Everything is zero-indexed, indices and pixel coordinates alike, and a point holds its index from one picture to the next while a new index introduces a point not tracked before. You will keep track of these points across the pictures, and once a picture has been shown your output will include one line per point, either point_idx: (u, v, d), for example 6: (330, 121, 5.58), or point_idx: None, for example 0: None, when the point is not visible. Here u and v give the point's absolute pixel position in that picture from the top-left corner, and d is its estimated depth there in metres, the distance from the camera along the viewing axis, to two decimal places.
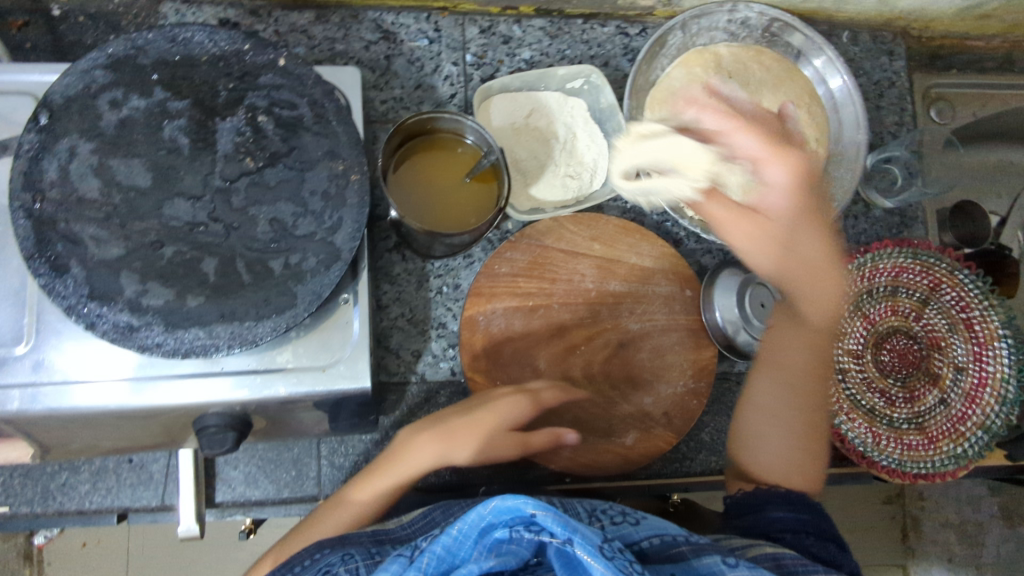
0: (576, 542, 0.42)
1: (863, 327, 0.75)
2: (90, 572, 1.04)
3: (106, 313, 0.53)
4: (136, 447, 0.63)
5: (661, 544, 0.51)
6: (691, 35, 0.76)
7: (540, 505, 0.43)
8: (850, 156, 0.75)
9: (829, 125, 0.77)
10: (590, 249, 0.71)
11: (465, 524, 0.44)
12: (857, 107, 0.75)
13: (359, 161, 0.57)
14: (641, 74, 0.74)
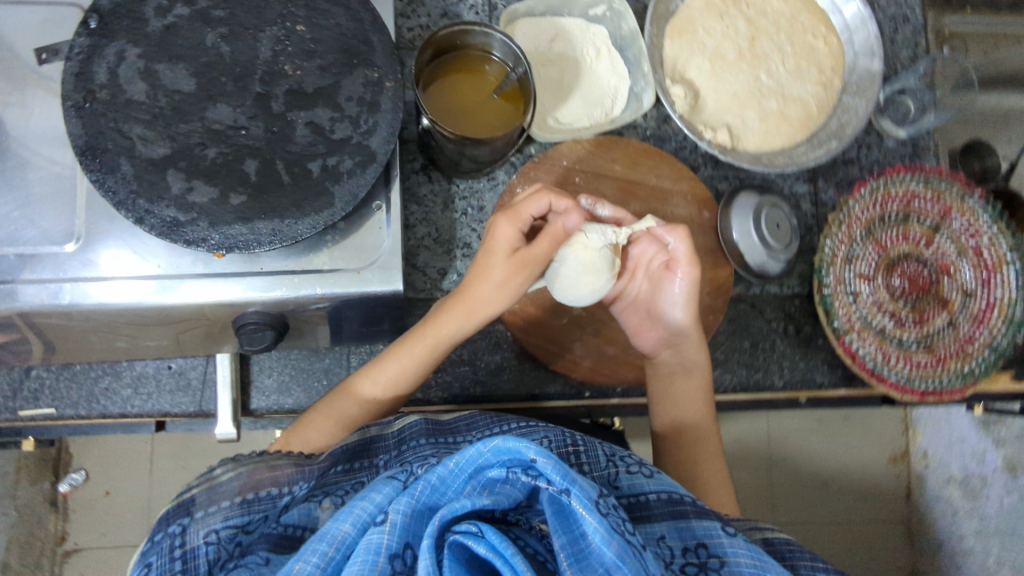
0: (572, 494, 0.44)
1: (876, 251, 0.77)
2: (117, 519, 1.14)
3: (153, 209, 0.55)
4: (177, 351, 0.66)
5: (668, 500, 0.54)
6: None
7: (540, 452, 0.44)
8: (864, 85, 0.77)
9: (844, 56, 0.78)
10: (611, 170, 0.73)
11: (462, 459, 0.47)
12: (871, 32, 0.76)
13: (393, 70, 0.60)
14: (663, 2, 0.76)
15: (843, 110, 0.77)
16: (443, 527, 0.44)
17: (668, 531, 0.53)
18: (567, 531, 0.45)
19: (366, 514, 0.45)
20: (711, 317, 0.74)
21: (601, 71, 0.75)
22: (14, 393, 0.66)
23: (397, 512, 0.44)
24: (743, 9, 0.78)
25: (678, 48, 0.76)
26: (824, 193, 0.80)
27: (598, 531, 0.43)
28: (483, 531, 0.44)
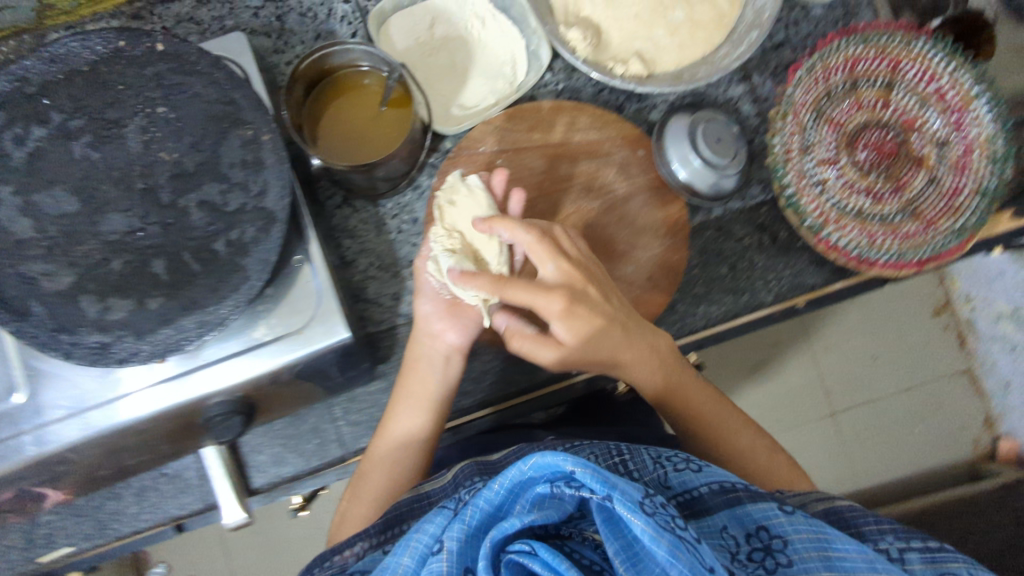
0: (615, 498, 0.40)
1: (831, 130, 0.72)
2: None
3: (78, 339, 0.54)
4: (165, 457, 0.66)
5: (720, 490, 0.51)
6: None
7: (578, 462, 0.42)
8: None
9: None
10: (531, 141, 0.69)
11: (507, 480, 0.44)
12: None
13: (265, 121, 0.57)
14: None
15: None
16: (496, 549, 0.42)
17: (728, 521, 0.49)
18: (619, 536, 0.42)
19: (424, 546, 0.45)
20: (677, 257, 0.69)
21: (493, 41, 0.70)
22: (32, 541, 0.68)
23: (451, 540, 0.43)
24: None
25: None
26: (761, 87, 0.75)
27: (648, 533, 0.39)
28: (536, 548, 0.42)
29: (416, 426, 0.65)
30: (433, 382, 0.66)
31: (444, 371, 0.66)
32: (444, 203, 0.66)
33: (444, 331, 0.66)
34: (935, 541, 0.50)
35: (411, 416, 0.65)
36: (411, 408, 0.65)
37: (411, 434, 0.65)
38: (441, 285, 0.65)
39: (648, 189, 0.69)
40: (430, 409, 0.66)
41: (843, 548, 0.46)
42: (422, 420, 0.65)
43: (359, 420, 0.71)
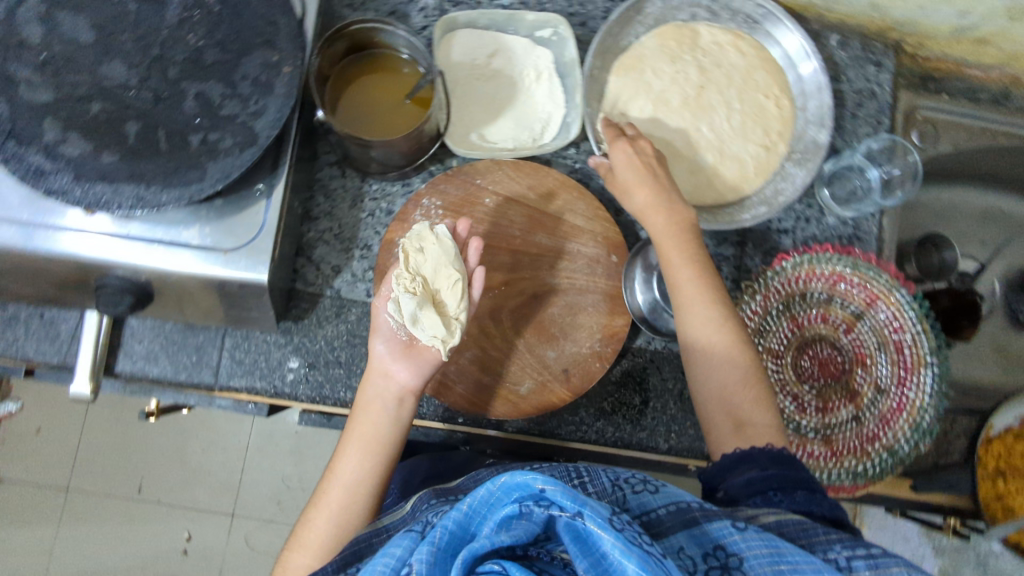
0: (585, 514, 0.40)
1: (790, 328, 0.74)
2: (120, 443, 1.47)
3: (21, 153, 0.54)
4: (48, 299, 0.66)
5: (676, 511, 0.48)
6: (669, 9, 0.76)
7: (549, 480, 0.41)
8: (811, 153, 0.73)
9: (795, 121, 0.75)
10: (523, 198, 0.71)
11: (473, 501, 0.44)
12: (825, 99, 0.74)
13: (294, 55, 0.58)
14: (612, 36, 0.74)
15: (781, 178, 0.74)
16: (466, 572, 0.41)
17: (686, 542, 0.45)
18: (588, 554, 0.40)
19: (389, 570, 0.43)
20: (599, 365, 0.69)
21: (538, 96, 0.73)
22: None
23: (418, 562, 0.41)
24: (698, 56, 0.76)
25: (622, 84, 0.74)
26: (750, 259, 0.77)
27: (618, 547, 0.39)
28: (507, 570, 0.40)
29: (363, 469, 0.57)
30: (384, 424, 0.59)
31: (397, 412, 0.60)
32: (413, 248, 0.60)
33: (394, 370, 0.60)
34: (878, 549, 0.44)
35: (354, 459, 0.58)
36: (355, 449, 0.58)
37: (354, 477, 0.57)
38: (398, 326, 0.61)
39: (604, 292, 0.70)
40: (379, 450, 0.59)
41: (793, 560, 0.42)
42: (371, 462, 0.58)
43: (243, 361, 0.69)
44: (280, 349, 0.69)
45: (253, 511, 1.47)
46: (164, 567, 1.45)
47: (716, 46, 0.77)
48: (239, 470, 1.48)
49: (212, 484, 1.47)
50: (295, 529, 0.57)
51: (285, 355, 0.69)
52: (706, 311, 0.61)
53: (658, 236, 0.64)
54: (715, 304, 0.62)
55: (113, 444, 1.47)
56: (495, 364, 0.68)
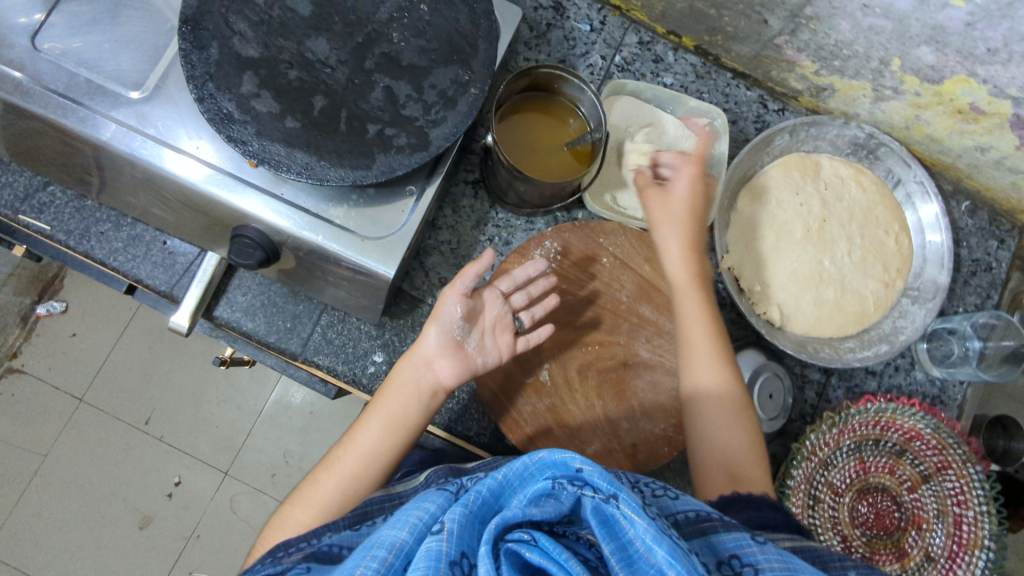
0: (621, 497, 0.40)
1: (856, 469, 0.73)
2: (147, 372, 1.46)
3: (215, 96, 0.58)
4: (180, 230, 0.69)
5: (695, 519, 0.45)
6: (797, 141, 0.78)
7: (587, 461, 0.43)
8: (927, 293, 0.75)
9: (913, 259, 0.77)
10: (639, 267, 0.72)
11: (508, 471, 0.45)
12: (944, 243, 0.75)
13: (482, 78, 0.61)
14: (742, 166, 0.75)
15: (899, 314, 0.76)
16: (495, 535, 0.41)
17: (700, 547, 0.43)
18: (615, 538, 0.40)
19: (422, 522, 0.42)
20: (666, 450, 0.69)
21: None
22: (25, 198, 0.70)
23: (452, 521, 0.41)
24: (821, 188, 0.77)
25: (747, 214, 0.76)
26: (833, 389, 0.78)
27: (649, 533, 0.38)
28: (537, 539, 0.40)
29: (382, 446, 0.60)
30: (413, 409, 0.61)
31: (429, 403, 0.62)
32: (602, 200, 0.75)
33: (438, 365, 0.62)
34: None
35: (376, 433, 0.60)
36: (379, 425, 0.60)
37: (374, 450, 0.59)
38: (458, 320, 0.63)
39: None
40: (399, 431, 0.60)
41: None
42: (392, 441, 0.60)
43: (333, 341, 0.71)
44: (371, 341, 0.72)
45: (247, 476, 1.46)
46: (145, 506, 1.41)
47: (838, 179, 0.78)
48: (246, 432, 1.47)
49: (216, 439, 1.46)
50: (303, 484, 0.59)
51: (372, 348, 0.71)
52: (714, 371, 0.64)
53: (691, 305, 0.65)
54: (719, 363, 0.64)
55: (133, 372, 1.45)
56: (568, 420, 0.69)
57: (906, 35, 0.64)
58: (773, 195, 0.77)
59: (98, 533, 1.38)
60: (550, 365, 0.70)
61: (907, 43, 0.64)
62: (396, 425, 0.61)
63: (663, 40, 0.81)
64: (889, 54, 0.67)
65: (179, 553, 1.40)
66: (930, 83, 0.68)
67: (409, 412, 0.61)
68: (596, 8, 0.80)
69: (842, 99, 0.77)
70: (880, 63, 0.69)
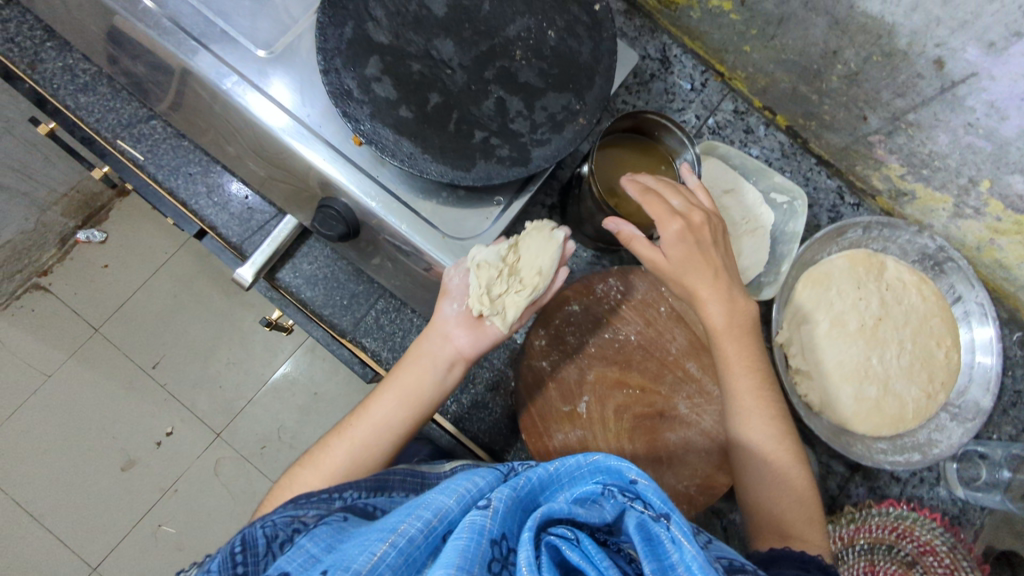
0: (672, 518, 0.39)
1: (864, 570, 0.72)
2: (167, 318, 1.46)
3: (340, 72, 0.60)
4: (265, 190, 0.70)
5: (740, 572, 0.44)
6: (867, 238, 0.80)
7: (643, 475, 0.43)
8: (967, 413, 0.75)
9: (959, 376, 0.77)
10: (694, 325, 0.73)
11: (561, 468, 0.47)
12: (992, 369, 0.75)
13: (593, 112, 0.64)
14: (811, 250, 0.77)
15: (935, 427, 0.76)
16: (538, 525, 0.41)
17: None
18: (657, 558, 0.39)
19: (469, 496, 0.45)
20: (683, 507, 0.69)
21: (744, 247, 0.76)
22: (126, 125, 0.72)
23: (499, 499, 0.42)
24: (883, 289, 0.78)
25: (806, 296, 0.77)
26: (852, 487, 0.77)
27: (697, 560, 0.38)
28: (579, 539, 0.40)
29: (392, 417, 0.62)
30: (427, 382, 0.64)
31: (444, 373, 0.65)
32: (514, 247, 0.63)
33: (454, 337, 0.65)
34: None
35: (388, 405, 0.63)
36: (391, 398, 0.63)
37: (385, 418, 0.62)
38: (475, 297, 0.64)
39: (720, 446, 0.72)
40: (412, 405, 0.63)
41: None
42: (401, 412, 0.63)
43: (384, 327, 0.72)
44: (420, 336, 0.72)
45: (238, 443, 1.45)
46: (133, 449, 1.40)
47: (900, 283, 0.79)
48: (248, 398, 1.47)
49: (217, 398, 1.45)
50: (315, 448, 0.62)
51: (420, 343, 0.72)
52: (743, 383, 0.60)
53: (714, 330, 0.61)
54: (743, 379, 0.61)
55: (156, 316, 1.46)
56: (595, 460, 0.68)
57: (1002, 160, 0.65)
58: (834, 284, 0.78)
59: (81, 466, 1.37)
60: (589, 398, 0.70)
61: (1001, 169, 0.66)
62: (411, 397, 0.63)
63: (757, 114, 0.83)
64: (980, 175, 0.69)
65: (154, 503, 1.38)
66: (1013, 212, 0.69)
67: (423, 386, 0.64)
68: (700, 71, 0.83)
69: (919, 207, 0.79)
70: (968, 182, 0.71)
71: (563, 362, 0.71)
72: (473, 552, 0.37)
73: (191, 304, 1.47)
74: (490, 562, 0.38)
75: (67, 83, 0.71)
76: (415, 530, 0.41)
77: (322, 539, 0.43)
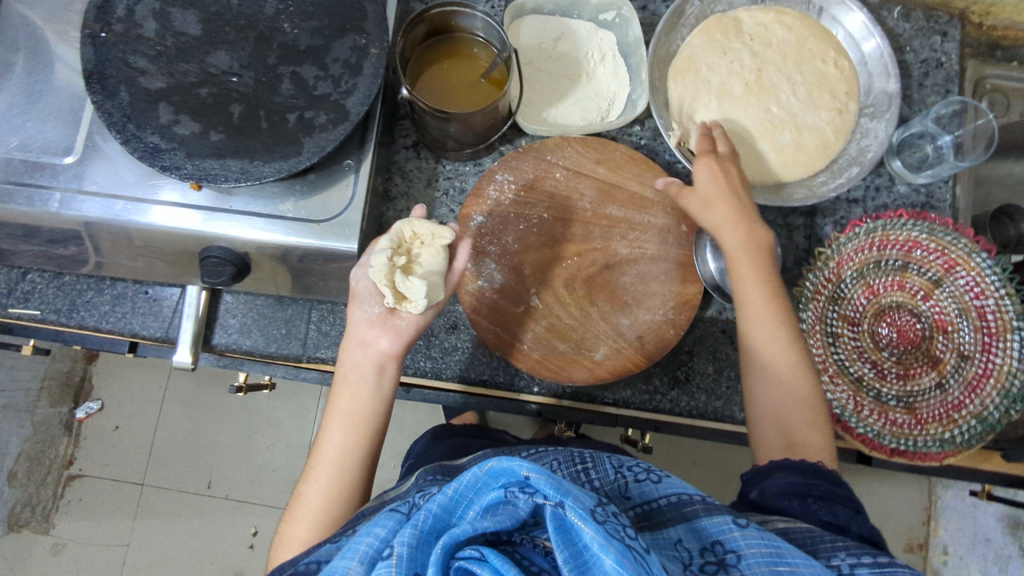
0: (567, 504, 0.37)
1: (865, 296, 0.73)
2: (191, 441, 1.49)
3: (138, 135, 0.60)
4: (156, 276, 0.71)
5: (676, 503, 0.47)
6: (709, 3, 0.78)
7: (532, 467, 0.39)
8: (883, 105, 0.74)
9: (859, 79, 0.76)
10: (594, 172, 0.73)
11: (459, 485, 0.41)
12: (885, 51, 0.74)
13: (380, 37, 0.63)
14: (662, 45, 0.76)
15: (862, 135, 0.75)
16: (445, 557, 0.38)
17: (683, 535, 0.44)
18: (570, 544, 0.37)
19: (372, 550, 0.40)
20: (673, 333, 0.70)
21: (600, 79, 0.75)
22: (9, 292, 0.73)
23: (400, 544, 0.38)
24: (747, 42, 0.77)
25: (681, 89, 0.76)
26: (820, 228, 0.78)
27: (598, 541, 0.36)
28: (486, 555, 0.37)
29: (349, 441, 0.63)
30: (364, 395, 0.64)
31: (377, 379, 0.65)
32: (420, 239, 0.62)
33: (376, 341, 0.64)
34: (887, 559, 0.43)
35: (339, 433, 0.63)
36: (339, 427, 0.63)
37: (342, 448, 0.63)
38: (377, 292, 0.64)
39: (675, 261, 0.71)
40: (361, 423, 0.64)
41: (793, 561, 0.41)
42: (354, 441, 0.63)
43: (330, 332, 0.74)
44: None
45: None
46: (233, 562, 1.45)
47: (762, 28, 0.78)
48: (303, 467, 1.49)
49: (279, 480, 1.48)
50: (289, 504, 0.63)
51: None
52: (770, 330, 0.63)
53: (733, 254, 0.64)
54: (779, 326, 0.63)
55: (182, 444, 1.49)
56: (564, 367, 0.69)
57: None
58: (701, 63, 0.76)
59: None
60: (537, 290, 0.70)
61: None
62: (364, 423, 0.64)
63: None
64: None
65: None
66: None
67: (367, 400, 0.64)
68: None
69: None
70: None
71: (505, 271, 0.70)
72: None
73: (205, 418, 1.49)
74: None
75: None
76: None
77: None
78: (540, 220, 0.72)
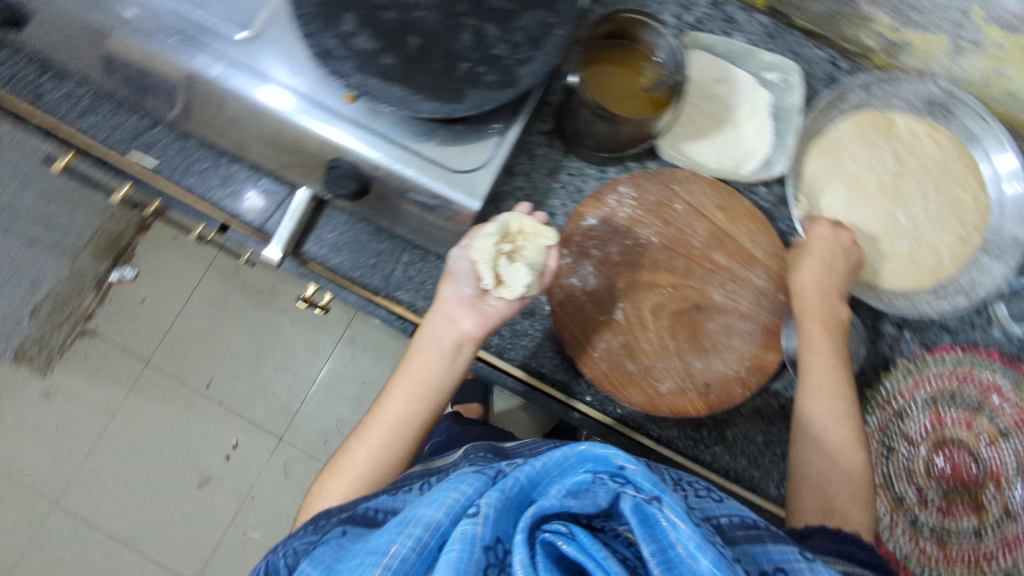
0: (664, 500, 0.40)
1: (930, 422, 0.73)
2: (206, 337, 1.49)
3: (320, 34, 0.61)
4: (274, 167, 0.72)
5: (741, 523, 0.49)
6: (871, 97, 0.78)
7: (629, 459, 0.43)
8: (1006, 248, 0.74)
9: (990, 215, 0.76)
10: (712, 215, 0.74)
11: (549, 461, 0.46)
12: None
13: (569, 22, 0.64)
14: (813, 120, 0.77)
15: (976, 269, 0.74)
16: (532, 525, 0.42)
17: (743, 555, 0.46)
18: (656, 540, 0.40)
19: (459, 504, 0.44)
20: (739, 391, 0.71)
21: (745, 133, 0.76)
22: (134, 137, 0.76)
23: (489, 505, 0.42)
24: (896, 145, 0.78)
25: (820, 167, 0.77)
26: (905, 343, 0.75)
27: (693, 539, 0.39)
28: (574, 533, 0.41)
29: (409, 408, 0.68)
30: (434, 367, 0.68)
31: (450, 356, 0.68)
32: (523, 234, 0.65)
33: (460, 321, 0.67)
34: None
35: (404, 399, 0.68)
36: (405, 393, 0.69)
37: (400, 413, 0.68)
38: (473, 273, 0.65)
39: (762, 325, 0.72)
40: (426, 394, 0.69)
41: None
42: (414, 408, 0.68)
43: (413, 278, 0.75)
44: None
45: (301, 442, 1.48)
46: (205, 466, 1.44)
47: (913, 137, 0.78)
48: (301, 399, 1.50)
49: (272, 404, 1.49)
50: (339, 454, 0.69)
51: None
52: (830, 399, 0.66)
53: (808, 298, 0.69)
54: (842, 400, 0.66)
55: (197, 337, 1.49)
56: (626, 386, 0.70)
57: None
58: (844, 149, 0.77)
59: (161, 490, 1.43)
60: (624, 305, 0.71)
61: None
62: (427, 395, 0.69)
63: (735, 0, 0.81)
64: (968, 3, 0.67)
65: (235, 513, 1.43)
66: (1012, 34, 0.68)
67: (435, 377, 0.69)
68: None
69: (918, 54, 0.77)
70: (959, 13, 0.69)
71: (597, 275, 0.71)
72: (464, 565, 0.40)
73: (227, 320, 1.50)
74: (486, 569, 0.40)
75: (72, 109, 0.75)
76: (406, 551, 0.42)
77: (321, 562, 0.48)
78: (648, 241, 0.72)
